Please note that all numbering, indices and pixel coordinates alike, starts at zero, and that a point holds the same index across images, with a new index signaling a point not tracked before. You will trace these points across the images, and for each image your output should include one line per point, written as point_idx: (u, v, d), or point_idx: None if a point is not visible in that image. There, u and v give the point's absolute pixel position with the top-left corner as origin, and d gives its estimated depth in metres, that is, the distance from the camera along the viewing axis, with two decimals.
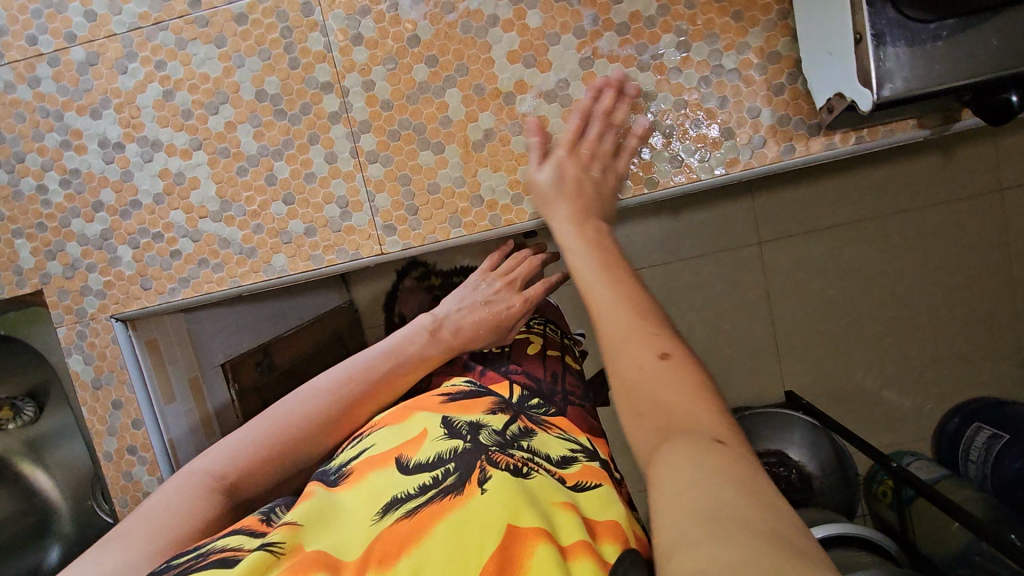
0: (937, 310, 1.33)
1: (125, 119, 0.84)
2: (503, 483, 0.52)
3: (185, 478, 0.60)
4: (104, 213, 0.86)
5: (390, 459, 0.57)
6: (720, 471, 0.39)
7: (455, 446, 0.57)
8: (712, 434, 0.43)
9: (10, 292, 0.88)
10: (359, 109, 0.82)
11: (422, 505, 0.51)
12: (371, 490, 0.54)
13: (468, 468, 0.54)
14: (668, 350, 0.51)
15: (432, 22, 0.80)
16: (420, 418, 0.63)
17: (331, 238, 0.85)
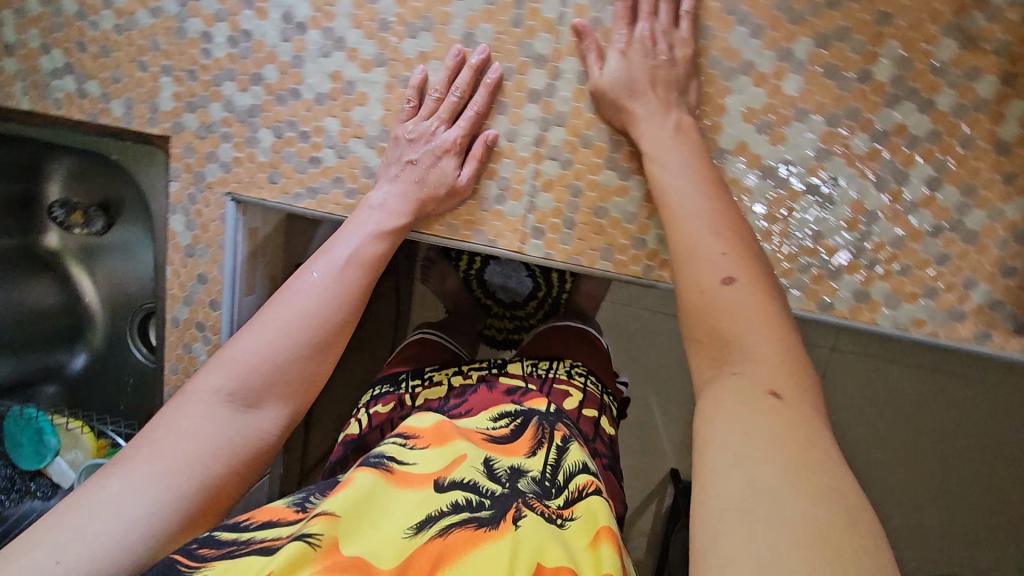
0: (974, 496, 1.25)
1: (319, 1, 0.76)
2: (536, 526, 0.54)
3: (187, 401, 0.62)
4: (260, 89, 0.79)
5: (429, 475, 0.58)
6: (776, 431, 0.43)
7: (495, 487, 0.59)
8: (767, 388, 0.46)
9: (137, 126, 0.83)
10: (563, 99, 0.74)
11: (455, 527, 0.53)
12: (406, 503, 0.55)
13: (504, 507, 0.56)
14: (735, 275, 0.54)
15: (683, 40, 0.71)
16: (461, 442, 0.64)
17: (476, 215, 0.79)
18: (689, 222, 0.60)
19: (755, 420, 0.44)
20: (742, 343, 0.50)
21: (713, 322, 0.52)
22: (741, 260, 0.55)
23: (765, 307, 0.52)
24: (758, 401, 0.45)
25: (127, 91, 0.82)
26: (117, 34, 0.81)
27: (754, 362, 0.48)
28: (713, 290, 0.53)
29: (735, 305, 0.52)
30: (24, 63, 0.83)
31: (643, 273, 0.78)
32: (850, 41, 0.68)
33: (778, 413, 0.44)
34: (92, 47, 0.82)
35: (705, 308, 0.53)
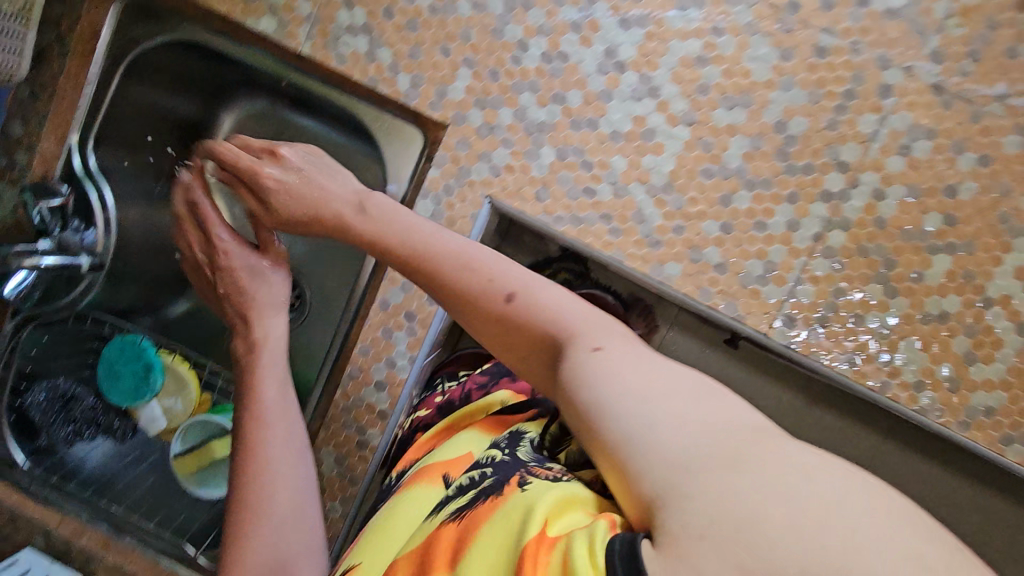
0: None
1: (647, 49, 0.78)
2: (543, 486, 0.52)
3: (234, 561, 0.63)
4: (558, 108, 0.80)
5: (438, 476, 0.62)
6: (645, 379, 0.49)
7: (495, 455, 0.60)
8: (592, 343, 0.53)
9: (416, 104, 0.82)
10: (852, 207, 0.77)
11: (467, 505, 0.54)
12: (422, 495, 0.61)
13: (505, 473, 0.56)
14: (515, 288, 0.59)
15: (980, 189, 0.75)
16: (465, 440, 0.67)
17: (732, 288, 0.79)
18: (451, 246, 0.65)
19: (660, 405, 0.46)
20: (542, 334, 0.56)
21: (537, 327, 0.57)
22: (522, 269, 0.61)
23: (553, 292, 0.59)
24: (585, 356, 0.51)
25: (419, 69, 0.81)
26: (430, 13, 0.80)
27: (574, 334, 0.54)
28: (506, 311, 0.58)
29: (528, 312, 0.57)
30: (320, 8, 0.82)
31: (879, 389, 0.78)
32: None
33: (596, 369, 0.50)
34: (400, 18, 0.81)
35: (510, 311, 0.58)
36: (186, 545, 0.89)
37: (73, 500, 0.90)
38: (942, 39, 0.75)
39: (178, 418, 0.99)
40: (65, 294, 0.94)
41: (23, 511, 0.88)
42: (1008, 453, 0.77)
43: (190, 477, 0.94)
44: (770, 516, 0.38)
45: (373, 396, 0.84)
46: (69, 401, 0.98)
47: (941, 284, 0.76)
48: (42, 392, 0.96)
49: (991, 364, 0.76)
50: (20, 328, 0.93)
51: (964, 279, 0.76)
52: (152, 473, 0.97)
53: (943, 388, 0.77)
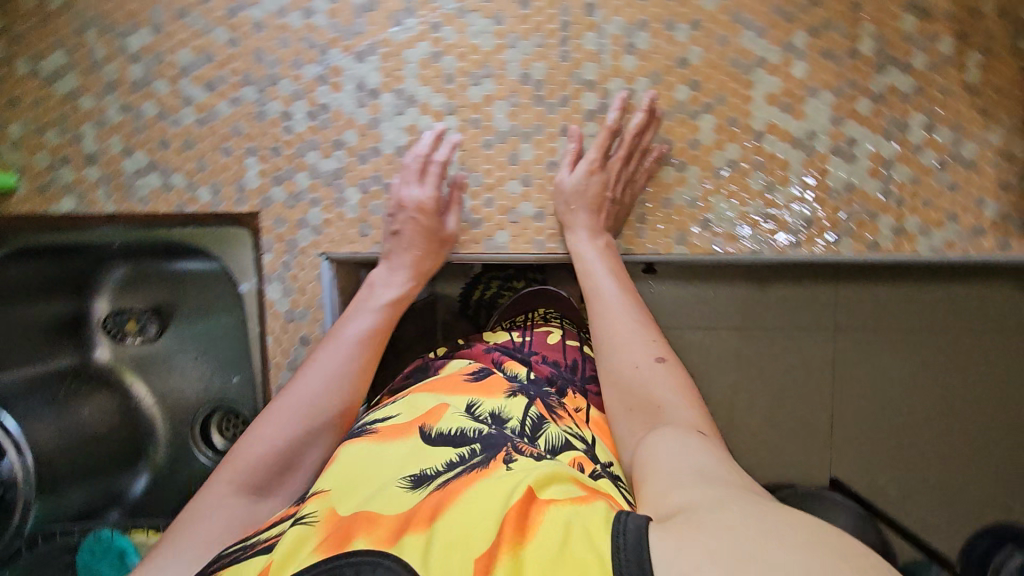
0: (873, 433, 1.33)
1: (388, 69, 0.86)
2: (528, 463, 0.56)
3: (210, 491, 0.65)
4: (342, 153, 0.87)
5: (412, 428, 0.66)
6: (702, 450, 0.54)
7: (480, 428, 0.65)
8: (699, 426, 0.60)
9: (225, 207, 0.89)
10: (615, 113, 0.86)
11: (451, 477, 0.57)
12: (398, 452, 0.63)
13: (492, 449, 0.60)
14: (663, 355, 0.71)
15: (704, 50, 0.85)
16: (445, 396, 0.71)
17: (557, 227, 0.88)
18: (598, 282, 0.80)
19: (691, 471, 0.50)
20: (653, 395, 0.65)
21: (650, 393, 0.66)
22: (664, 343, 0.73)
23: (680, 391, 0.66)
24: (690, 432, 0.58)
25: (213, 176, 0.88)
26: (198, 127, 0.87)
27: (678, 422, 0.61)
28: (651, 367, 0.69)
29: (667, 384, 0.66)
30: (106, 168, 0.89)
31: (714, 249, 0.87)
32: (836, 28, 0.85)
33: (688, 446, 0.55)
34: (175, 142, 0.88)
35: (629, 373, 0.69)
36: None
37: None
38: None
39: None
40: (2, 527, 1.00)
41: None
42: (840, 247, 0.86)
43: None
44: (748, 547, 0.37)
45: None
46: None
47: (716, 140, 0.86)
48: None
49: (789, 185, 0.86)
50: None
51: (732, 127, 0.86)
52: None
53: (761, 224, 0.87)
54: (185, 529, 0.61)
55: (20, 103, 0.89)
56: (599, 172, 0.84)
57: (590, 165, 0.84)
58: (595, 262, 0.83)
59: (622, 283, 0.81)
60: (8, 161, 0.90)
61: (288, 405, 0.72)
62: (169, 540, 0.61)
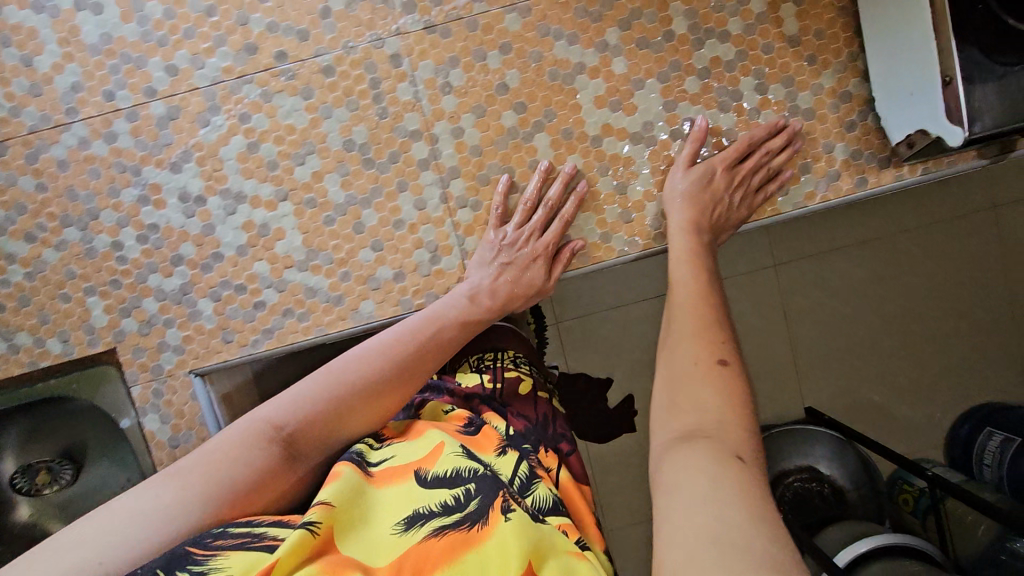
0: (873, 348, 1.33)
1: (208, 172, 0.83)
2: (524, 517, 0.63)
3: (249, 423, 0.67)
4: (184, 267, 0.83)
5: (409, 470, 0.68)
6: (727, 490, 0.48)
7: (474, 467, 0.69)
8: (735, 450, 0.52)
9: (79, 353, 0.84)
10: (448, 156, 0.83)
11: (448, 525, 0.62)
12: (391, 499, 0.65)
13: (488, 494, 0.65)
14: (727, 358, 0.63)
15: (520, 71, 0.83)
16: (435, 434, 0.73)
17: (420, 282, 0.85)
18: (678, 269, 0.76)
19: (699, 480, 0.49)
20: (697, 397, 0.59)
21: (701, 384, 0.60)
22: (736, 349, 0.65)
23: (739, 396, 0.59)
24: (726, 455, 0.51)
25: (58, 326, 0.84)
26: (29, 280, 0.83)
27: (721, 437, 0.54)
28: (707, 367, 0.62)
29: (727, 380, 0.60)
30: None
31: (583, 262, 0.86)
32: (644, 15, 0.82)
33: (719, 468, 0.50)
34: (10, 302, 0.83)
35: (679, 375, 0.62)
36: None
37: None
38: None
39: None
40: None
41: None
42: None
43: None
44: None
45: None
46: None
47: (555, 155, 0.84)
48: None
49: (638, 178, 0.85)
50: None
51: (568, 139, 0.83)
52: None
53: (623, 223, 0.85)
54: (207, 450, 0.64)
55: None
56: (708, 167, 0.82)
57: (701, 167, 0.82)
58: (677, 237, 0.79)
59: (714, 286, 0.73)
60: None
61: (334, 371, 0.71)
62: (198, 450, 0.65)
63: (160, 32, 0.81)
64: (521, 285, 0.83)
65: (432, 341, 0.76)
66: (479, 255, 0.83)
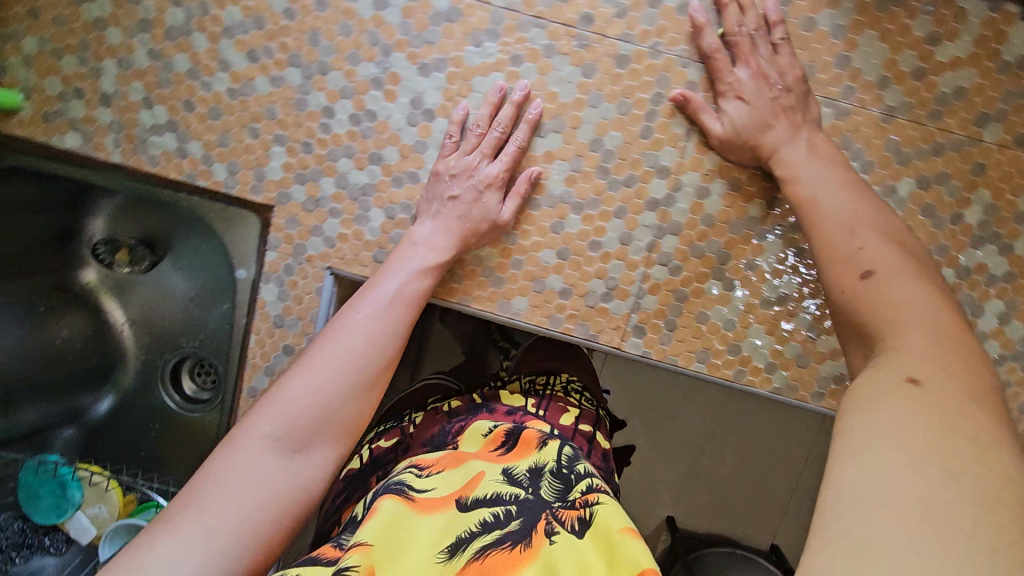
0: None
1: (451, 91, 0.77)
2: (569, 546, 0.59)
3: (238, 444, 0.62)
4: (377, 168, 0.79)
5: (449, 498, 0.64)
6: (913, 412, 0.43)
7: (518, 494, 0.64)
8: (906, 373, 0.47)
9: (238, 192, 0.80)
10: (680, 210, 0.77)
11: (491, 545, 0.58)
12: (433, 526, 0.61)
13: (533, 519, 0.61)
14: (874, 268, 0.59)
15: None
16: (474, 464, 0.69)
17: (579, 310, 0.79)
18: (830, 204, 0.66)
19: (883, 409, 0.44)
20: (884, 312, 0.55)
21: (870, 310, 0.56)
22: (880, 253, 0.60)
23: (921, 292, 0.55)
24: (893, 387, 0.46)
25: (232, 155, 0.80)
26: (229, 97, 0.79)
27: (900, 352, 0.49)
28: (852, 287, 0.59)
29: (874, 296, 0.57)
30: (120, 114, 0.80)
31: (734, 376, 0.79)
32: (948, 186, 0.75)
33: (904, 394, 0.45)
34: (200, 106, 0.79)
35: (851, 307, 0.58)
36: None
37: None
38: (738, 25, 0.74)
39: (105, 523, 1.06)
40: None
41: None
42: None
43: None
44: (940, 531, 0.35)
45: None
46: None
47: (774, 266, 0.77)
48: None
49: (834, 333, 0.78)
50: None
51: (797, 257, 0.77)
52: None
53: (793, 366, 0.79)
54: (208, 486, 0.59)
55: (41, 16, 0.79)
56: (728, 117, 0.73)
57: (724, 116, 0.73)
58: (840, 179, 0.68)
59: (857, 198, 0.66)
60: (14, 76, 0.80)
61: (317, 362, 0.67)
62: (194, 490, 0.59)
63: None
64: (473, 219, 0.76)
65: (418, 293, 0.75)
66: (434, 191, 0.77)
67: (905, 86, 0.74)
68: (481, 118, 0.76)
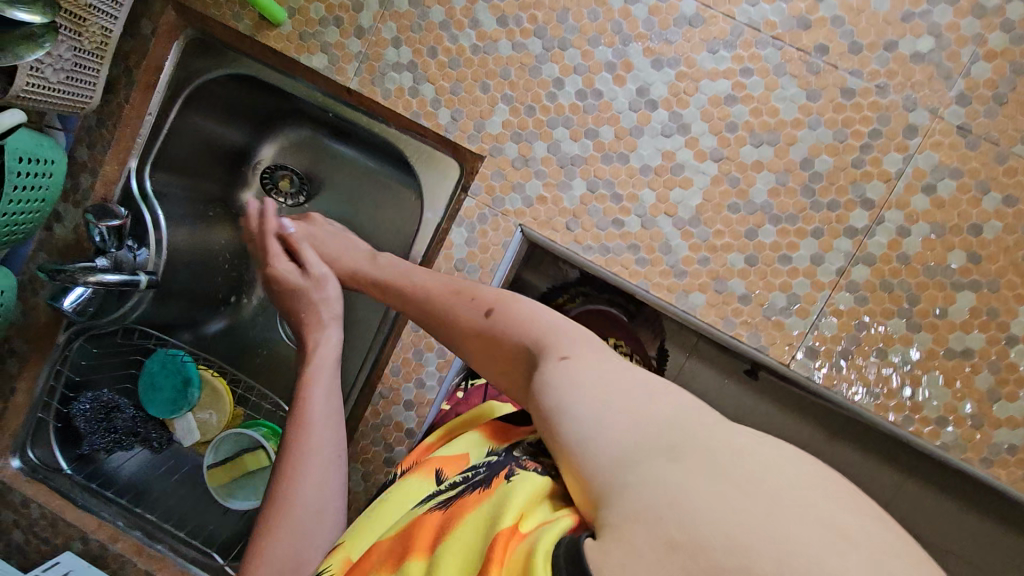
0: None
1: (678, 88, 0.82)
2: (524, 483, 0.52)
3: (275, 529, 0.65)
4: (590, 143, 0.84)
5: (431, 467, 0.62)
6: (602, 386, 0.52)
7: (491, 456, 0.59)
8: (559, 353, 0.57)
9: (454, 138, 0.86)
10: (876, 243, 0.80)
11: (452, 499, 0.55)
12: (413, 489, 0.61)
13: (494, 472, 0.55)
14: (492, 307, 0.67)
15: (1003, 228, 0.78)
16: (465, 438, 0.65)
17: (755, 318, 0.82)
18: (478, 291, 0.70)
19: (585, 395, 0.51)
20: (532, 314, 0.64)
21: (509, 338, 0.63)
22: (500, 297, 0.68)
23: (531, 309, 0.65)
24: (551, 364, 0.56)
25: (459, 104, 0.86)
26: (471, 53, 0.85)
27: (549, 342, 0.59)
28: (482, 324, 0.66)
29: (503, 326, 0.64)
30: (369, 47, 0.86)
31: (899, 422, 0.81)
32: None
33: (562, 373, 0.54)
34: (443, 56, 0.85)
35: (508, 325, 0.64)
36: (214, 554, 0.94)
37: (110, 507, 0.97)
38: (968, 83, 0.77)
39: (212, 429, 1.07)
40: (115, 309, 1.00)
41: (73, 516, 0.95)
42: None
43: (226, 485, 0.99)
44: (770, 512, 0.39)
45: (403, 415, 0.87)
46: (110, 411, 1.01)
47: (964, 320, 0.79)
48: (87, 401, 1.00)
49: (1014, 401, 0.79)
50: (70, 341, 0.99)
51: (988, 316, 0.79)
52: (183, 484, 1.05)
53: (965, 424, 0.79)
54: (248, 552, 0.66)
55: None
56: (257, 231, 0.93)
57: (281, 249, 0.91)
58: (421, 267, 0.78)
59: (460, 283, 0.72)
60: None
61: (302, 427, 0.72)
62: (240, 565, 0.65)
63: None
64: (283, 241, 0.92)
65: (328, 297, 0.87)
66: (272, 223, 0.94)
67: None
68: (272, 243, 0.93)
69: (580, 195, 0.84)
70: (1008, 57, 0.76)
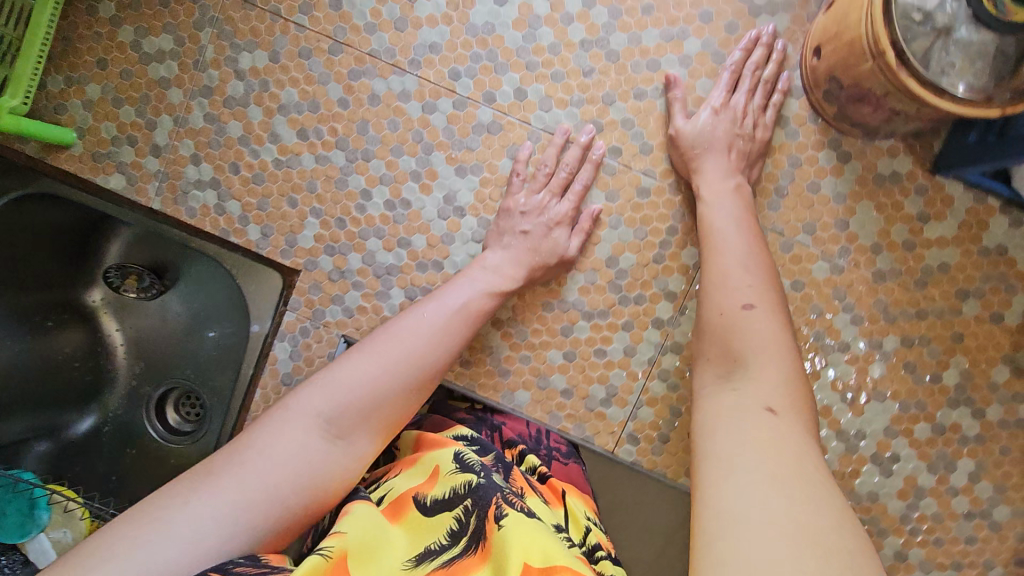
0: None
1: (484, 194, 0.82)
2: (519, 522, 0.55)
3: (287, 421, 0.62)
4: (404, 252, 0.83)
5: (409, 501, 0.61)
6: (798, 463, 0.46)
7: (468, 480, 0.61)
8: (766, 403, 0.53)
9: (268, 254, 0.84)
10: (682, 332, 0.83)
11: (457, 561, 0.54)
12: (401, 536, 0.57)
13: (484, 505, 0.58)
14: (753, 303, 0.63)
15: (793, 311, 0.82)
16: (431, 454, 0.66)
17: (579, 411, 0.84)
18: (726, 249, 0.70)
19: (765, 454, 0.47)
20: (754, 341, 0.59)
21: (736, 343, 0.60)
22: (761, 291, 0.65)
23: (780, 335, 0.61)
24: (756, 413, 0.52)
25: (268, 220, 0.83)
26: (274, 167, 0.83)
27: (767, 382, 0.55)
28: (732, 315, 0.63)
29: (749, 326, 0.61)
30: (167, 166, 0.83)
31: None
32: (928, 347, 0.81)
33: (772, 428, 0.50)
34: (246, 172, 0.83)
35: (732, 328, 0.62)
36: None
37: None
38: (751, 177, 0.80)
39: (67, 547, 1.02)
40: None
41: None
42: None
43: None
44: None
45: None
46: None
47: None
48: None
49: None
50: None
51: None
52: None
53: None
54: (223, 467, 0.58)
55: (106, 67, 0.82)
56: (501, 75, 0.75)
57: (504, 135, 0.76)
58: (724, 198, 0.74)
59: (750, 233, 0.72)
60: (72, 117, 0.83)
61: (389, 365, 0.68)
62: (208, 468, 0.58)
63: (535, 57, 0.80)
64: (542, 253, 0.79)
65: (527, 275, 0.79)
66: (503, 225, 0.80)
67: (896, 254, 0.81)
68: (548, 158, 0.80)
69: (399, 303, 0.84)
70: (785, 151, 0.80)
